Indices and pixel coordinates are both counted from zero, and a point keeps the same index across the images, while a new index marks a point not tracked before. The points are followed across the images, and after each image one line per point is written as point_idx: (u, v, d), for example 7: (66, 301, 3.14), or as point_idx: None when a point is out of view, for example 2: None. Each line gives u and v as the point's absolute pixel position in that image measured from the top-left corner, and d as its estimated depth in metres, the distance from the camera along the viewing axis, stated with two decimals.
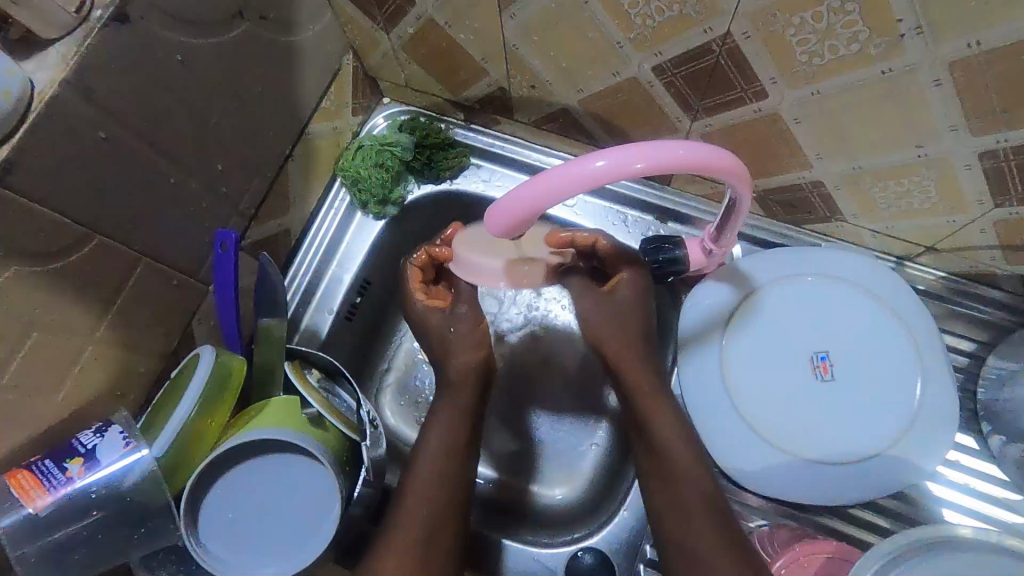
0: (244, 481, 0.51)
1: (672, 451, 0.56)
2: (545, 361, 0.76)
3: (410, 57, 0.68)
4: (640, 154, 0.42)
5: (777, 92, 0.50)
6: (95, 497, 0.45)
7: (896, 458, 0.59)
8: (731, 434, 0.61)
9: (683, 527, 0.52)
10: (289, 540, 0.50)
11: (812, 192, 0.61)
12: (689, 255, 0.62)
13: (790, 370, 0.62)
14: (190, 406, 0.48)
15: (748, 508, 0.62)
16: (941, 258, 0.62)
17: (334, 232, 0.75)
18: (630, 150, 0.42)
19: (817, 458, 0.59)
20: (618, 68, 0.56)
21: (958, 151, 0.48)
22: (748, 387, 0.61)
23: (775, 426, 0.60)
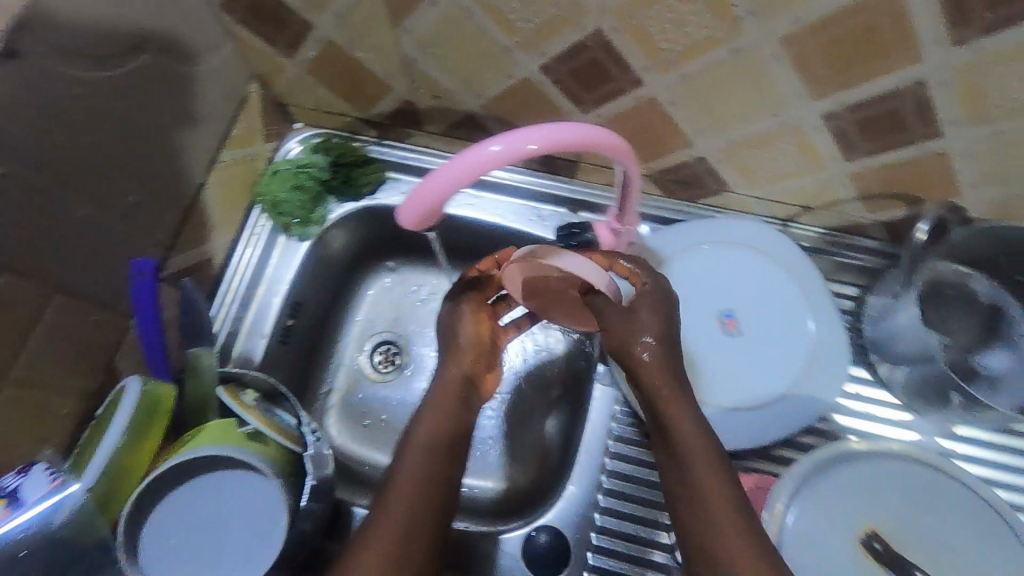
0: (183, 506, 0.51)
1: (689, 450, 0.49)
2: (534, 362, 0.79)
3: (315, 79, 0.70)
4: (533, 137, 0.45)
5: (650, 79, 0.56)
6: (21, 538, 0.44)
7: (803, 395, 0.64)
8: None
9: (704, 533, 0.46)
10: (231, 558, 0.50)
11: (700, 168, 0.67)
12: (599, 237, 0.66)
13: (703, 333, 0.66)
14: (116, 437, 0.48)
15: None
16: (817, 215, 0.70)
17: (258, 258, 0.75)
18: (521, 134, 0.45)
19: (734, 405, 0.64)
20: (510, 71, 0.60)
21: (807, 115, 0.55)
22: None
23: (695, 383, 0.65)
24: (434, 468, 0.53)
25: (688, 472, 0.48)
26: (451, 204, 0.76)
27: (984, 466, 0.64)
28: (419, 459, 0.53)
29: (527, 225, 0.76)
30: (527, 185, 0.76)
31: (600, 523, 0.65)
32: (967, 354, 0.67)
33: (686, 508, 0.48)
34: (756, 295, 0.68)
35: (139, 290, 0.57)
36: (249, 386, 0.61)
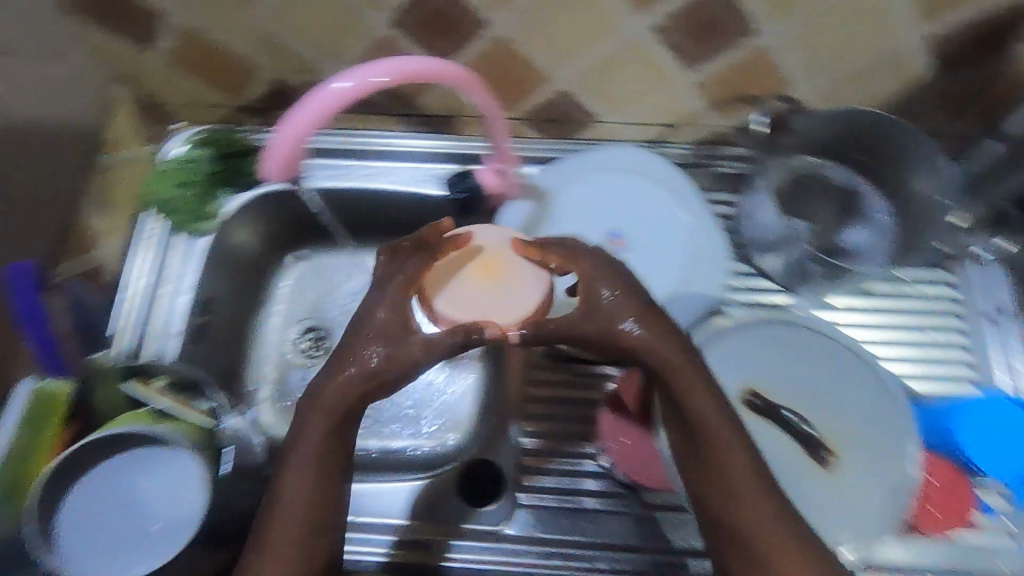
0: (95, 493, 0.55)
1: (698, 405, 0.46)
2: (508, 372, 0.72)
3: (182, 71, 0.71)
4: (380, 70, 0.48)
5: (489, 16, 0.60)
6: None
7: (692, 295, 0.69)
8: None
9: (727, 508, 0.45)
10: (133, 544, 0.54)
11: (567, 102, 0.71)
12: (482, 180, 0.72)
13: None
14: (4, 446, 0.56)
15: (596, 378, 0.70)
16: (683, 132, 0.75)
17: (156, 258, 0.75)
18: (368, 69, 0.48)
19: None
20: (363, 31, 0.62)
21: (634, 29, 0.60)
22: None
23: None
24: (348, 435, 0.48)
25: (708, 437, 0.45)
26: (344, 178, 0.78)
27: (856, 327, 0.71)
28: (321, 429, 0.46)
29: (419, 185, 0.78)
30: (417, 150, 0.79)
31: (529, 447, 0.69)
32: (833, 234, 0.73)
33: (708, 492, 0.46)
34: (635, 212, 0.73)
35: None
36: None
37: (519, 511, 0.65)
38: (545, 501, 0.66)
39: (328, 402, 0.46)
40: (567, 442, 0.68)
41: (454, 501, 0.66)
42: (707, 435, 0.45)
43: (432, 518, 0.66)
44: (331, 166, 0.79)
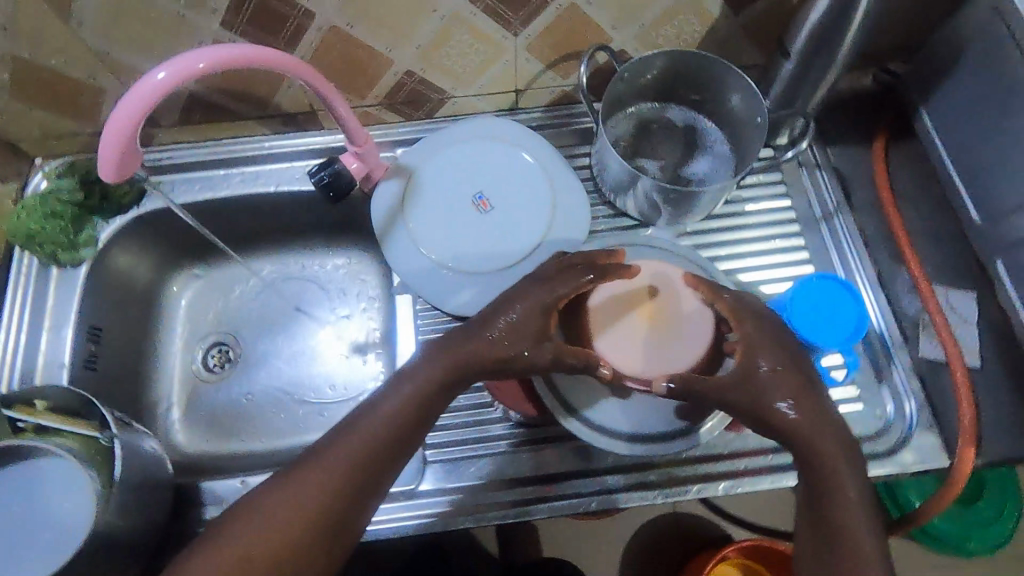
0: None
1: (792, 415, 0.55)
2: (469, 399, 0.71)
3: (26, 104, 0.71)
4: (197, 58, 0.51)
5: (317, 8, 0.63)
6: None
7: (557, 239, 0.74)
8: (440, 281, 0.74)
9: (828, 474, 0.54)
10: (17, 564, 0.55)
11: (414, 82, 0.75)
12: (347, 167, 0.73)
13: (463, 217, 0.75)
14: None
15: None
16: (530, 97, 0.81)
17: (35, 295, 0.75)
18: (185, 58, 0.51)
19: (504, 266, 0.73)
20: (198, 37, 0.65)
21: (456, 4, 0.64)
22: (437, 241, 0.75)
23: (467, 259, 0.74)
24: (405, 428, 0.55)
25: (812, 447, 0.55)
26: (219, 188, 0.81)
27: (710, 247, 0.78)
28: (393, 420, 0.55)
29: (294, 184, 0.82)
30: (285, 151, 0.82)
31: None
32: (678, 168, 0.81)
33: (818, 546, 0.52)
34: (500, 174, 0.77)
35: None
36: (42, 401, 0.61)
37: (429, 466, 0.69)
38: (450, 453, 0.70)
39: (424, 378, 0.57)
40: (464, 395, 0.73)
41: None
42: (822, 469, 0.54)
43: None
44: (203, 177, 0.81)
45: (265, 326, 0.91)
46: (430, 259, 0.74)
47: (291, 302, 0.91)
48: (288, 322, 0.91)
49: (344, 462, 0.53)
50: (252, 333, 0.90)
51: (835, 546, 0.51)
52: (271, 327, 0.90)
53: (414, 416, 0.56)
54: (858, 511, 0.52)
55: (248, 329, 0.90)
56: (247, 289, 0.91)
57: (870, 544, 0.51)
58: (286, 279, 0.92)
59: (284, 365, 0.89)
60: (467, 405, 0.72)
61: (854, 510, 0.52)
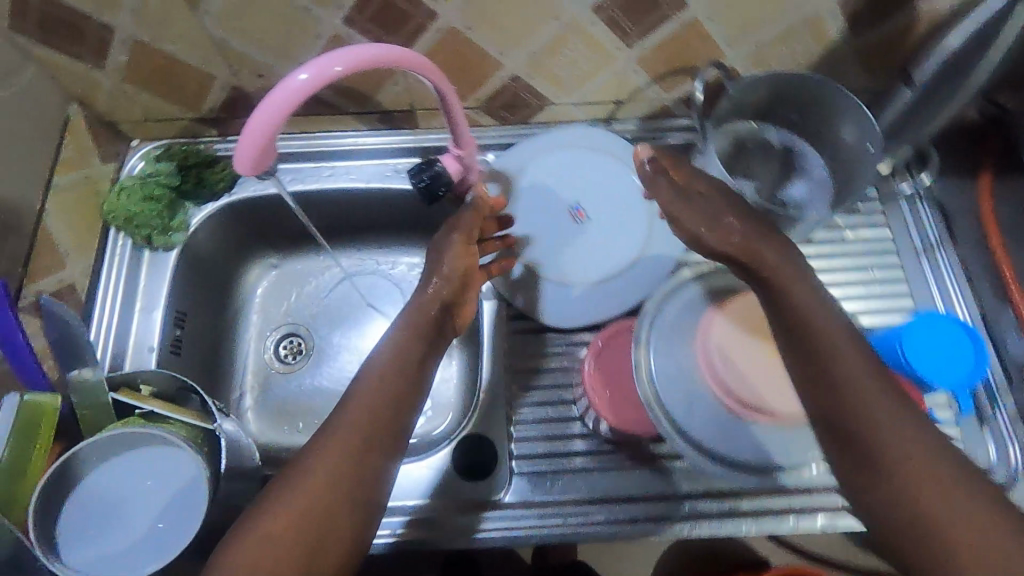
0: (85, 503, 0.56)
1: (839, 356, 0.48)
2: (551, 378, 0.73)
3: (135, 87, 0.71)
4: (337, 59, 0.50)
5: (441, 9, 0.62)
6: None
7: (653, 256, 0.73)
8: (532, 287, 0.73)
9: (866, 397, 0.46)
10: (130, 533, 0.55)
11: (518, 87, 0.74)
12: (448, 168, 0.72)
13: (558, 227, 0.75)
14: None
15: (574, 345, 0.74)
16: (629, 108, 0.80)
17: (127, 277, 0.75)
18: (327, 57, 0.50)
19: (597, 280, 0.73)
20: (317, 31, 0.64)
21: (579, 11, 0.63)
22: (530, 249, 0.74)
23: (560, 269, 0.73)
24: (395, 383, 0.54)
25: (853, 408, 0.46)
26: (311, 180, 0.81)
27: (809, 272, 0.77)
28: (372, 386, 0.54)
29: (384, 181, 0.81)
30: (378, 147, 0.82)
31: (515, 417, 0.71)
32: (776, 190, 0.79)
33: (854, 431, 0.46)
34: (597, 188, 0.76)
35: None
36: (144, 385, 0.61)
37: (514, 479, 0.68)
38: (535, 465, 0.69)
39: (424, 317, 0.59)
40: (551, 407, 0.72)
41: (450, 476, 0.68)
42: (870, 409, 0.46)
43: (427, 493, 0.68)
44: (294, 169, 0.81)
45: (337, 319, 0.90)
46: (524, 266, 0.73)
47: (362, 296, 0.91)
48: (358, 316, 0.90)
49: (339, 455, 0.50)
50: (324, 325, 0.90)
51: (882, 480, 0.45)
52: (343, 320, 0.90)
53: (392, 380, 0.54)
54: (889, 406, 0.46)
55: (321, 321, 0.90)
56: (322, 281, 0.91)
57: (929, 445, 0.45)
58: (358, 274, 0.91)
59: (356, 359, 0.88)
60: (553, 416, 0.71)
61: (889, 435, 0.45)
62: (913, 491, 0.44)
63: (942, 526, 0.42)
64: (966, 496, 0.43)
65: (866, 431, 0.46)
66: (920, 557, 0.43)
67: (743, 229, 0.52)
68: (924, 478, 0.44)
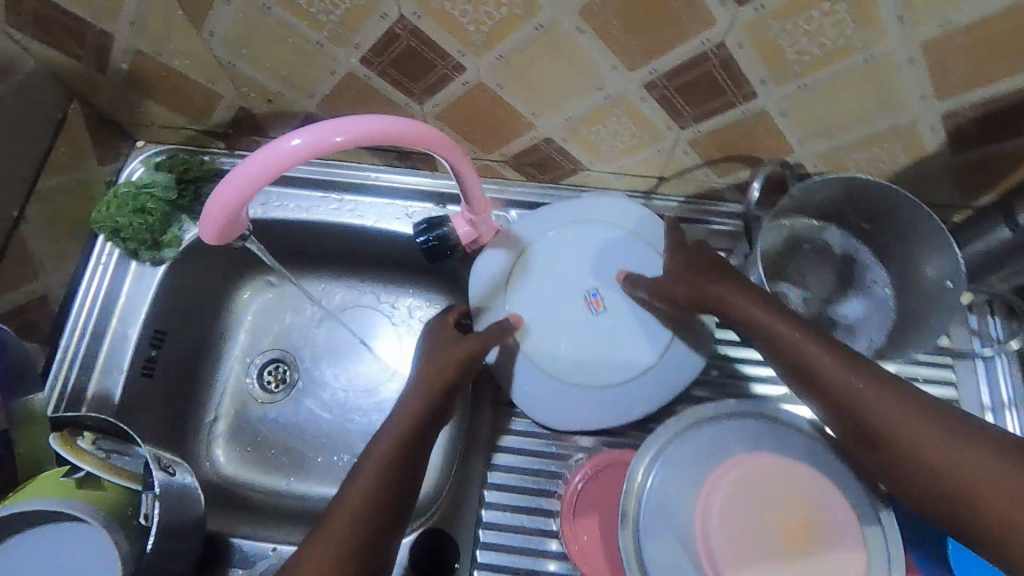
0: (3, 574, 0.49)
1: (831, 384, 0.52)
2: (535, 477, 0.66)
3: (139, 93, 0.66)
4: (339, 129, 0.45)
5: (469, 63, 0.54)
6: None
7: (670, 365, 0.65)
8: (532, 382, 0.65)
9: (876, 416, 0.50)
10: None
11: (549, 148, 0.66)
12: (458, 232, 0.65)
13: (569, 313, 0.67)
14: None
15: (566, 447, 0.67)
16: (674, 185, 0.71)
17: (108, 289, 0.71)
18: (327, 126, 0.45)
19: (602, 384, 0.65)
20: (331, 67, 0.57)
21: (628, 86, 0.54)
22: (535, 335, 0.66)
23: (563, 364, 0.65)
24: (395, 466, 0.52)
25: (869, 426, 0.50)
26: (317, 212, 0.75)
27: None
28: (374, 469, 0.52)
29: (393, 224, 0.75)
30: (394, 186, 0.75)
31: (486, 518, 0.64)
32: (826, 304, 0.69)
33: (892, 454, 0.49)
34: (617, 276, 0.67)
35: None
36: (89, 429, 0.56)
37: None
38: None
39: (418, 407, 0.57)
40: (529, 514, 0.64)
41: None
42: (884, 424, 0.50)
43: None
44: (300, 196, 0.75)
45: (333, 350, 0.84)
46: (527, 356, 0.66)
47: (360, 333, 0.84)
48: (347, 354, 0.84)
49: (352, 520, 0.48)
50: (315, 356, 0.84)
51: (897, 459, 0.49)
52: (334, 355, 0.84)
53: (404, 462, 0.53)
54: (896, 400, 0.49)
55: (313, 351, 0.84)
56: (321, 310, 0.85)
57: (956, 444, 0.47)
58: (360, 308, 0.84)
59: (338, 403, 0.81)
60: (527, 525, 0.64)
61: (913, 443, 0.48)
62: (942, 456, 0.47)
63: (997, 494, 0.44)
64: (981, 456, 0.46)
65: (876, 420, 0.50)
66: (976, 519, 0.45)
67: (675, 268, 0.62)
68: (953, 462, 0.46)
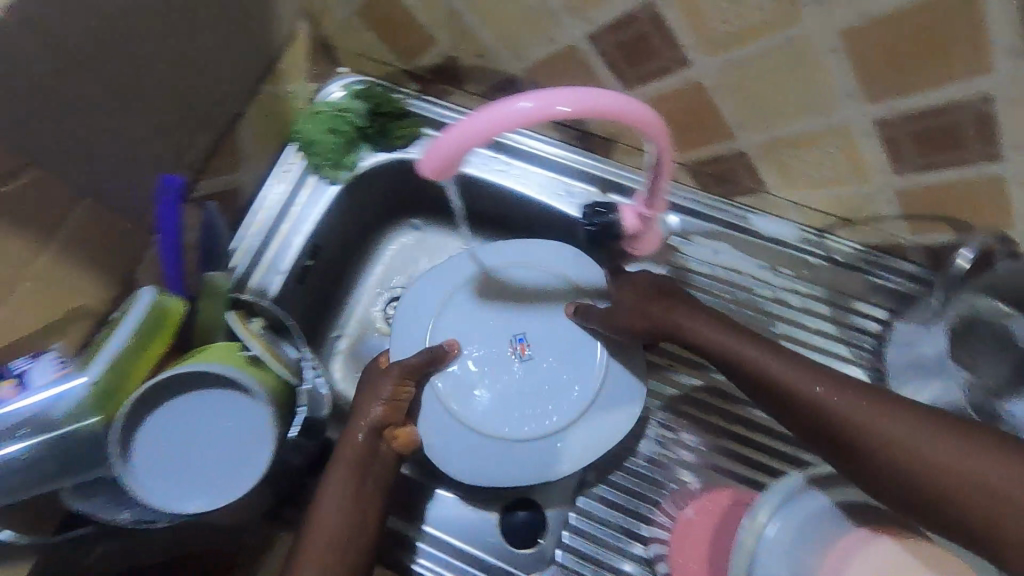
0: (154, 448, 0.50)
1: (822, 403, 0.49)
2: (640, 479, 0.66)
3: (363, 23, 0.70)
4: (567, 100, 0.46)
5: (698, 60, 0.53)
6: (22, 438, 0.46)
7: (596, 427, 0.65)
8: (440, 428, 0.65)
9: (863, 426, 0.46)
10: (223, 449, 0.52)
11: (737, 162, 0.64)
12: (625, 220, 0.66)
13: (496, 361, 0.67)
14: (100, 371, 0.48)
15: (671, 467, 0.66)
16: (859, 230, 0.67)
17: (285, 196, 0.76)
18: (557, 95, 0.46)
19: (511, 437, 0.64)
20: (555, 37, 0.58)
21: (858, 119, 0.52)
22: (454, 383, 0.66)
23: (478, 415, 0.65)
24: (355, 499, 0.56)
25: (851, 440, 0.47)
26: (484, 168, 0.75)
27: None
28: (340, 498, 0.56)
29: (552, 200, 0.74)
30: (563, 162, 0.75)
31: (583, 505, 0.65)
32: (989, 396, 0.58)
33: (884, 471, 0.45)
34: (562, 321, 0.68)
35: (166, 245, 0.58)
36: (258, 316, 0.62)
37: (551, 568, 0.63)
38: (584, 567, 0.63)
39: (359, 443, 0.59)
40: (626, 516, 0.65)
41: (489, 531, 0.65)
42: (860, 438, 0.46)
43: (464, 537, 0.65)
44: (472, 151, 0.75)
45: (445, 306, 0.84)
46: (436, 399, 0.65)
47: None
48: None
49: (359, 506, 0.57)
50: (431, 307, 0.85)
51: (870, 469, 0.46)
52: None
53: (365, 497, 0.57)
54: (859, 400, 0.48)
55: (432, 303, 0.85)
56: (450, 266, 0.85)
57: (952, 448, 0.43)
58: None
59: None
60: (620, 524, 0.64)
61: (904, 448, 0.44)
62: (921, 457, 0.44)
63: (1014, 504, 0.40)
64: (954, 445, 0.43)
65: (840, 428, 0.48)
66: (978, 514, 0.41)
67: (641, 293, 0.63)
68: (932, 454, 0.43)
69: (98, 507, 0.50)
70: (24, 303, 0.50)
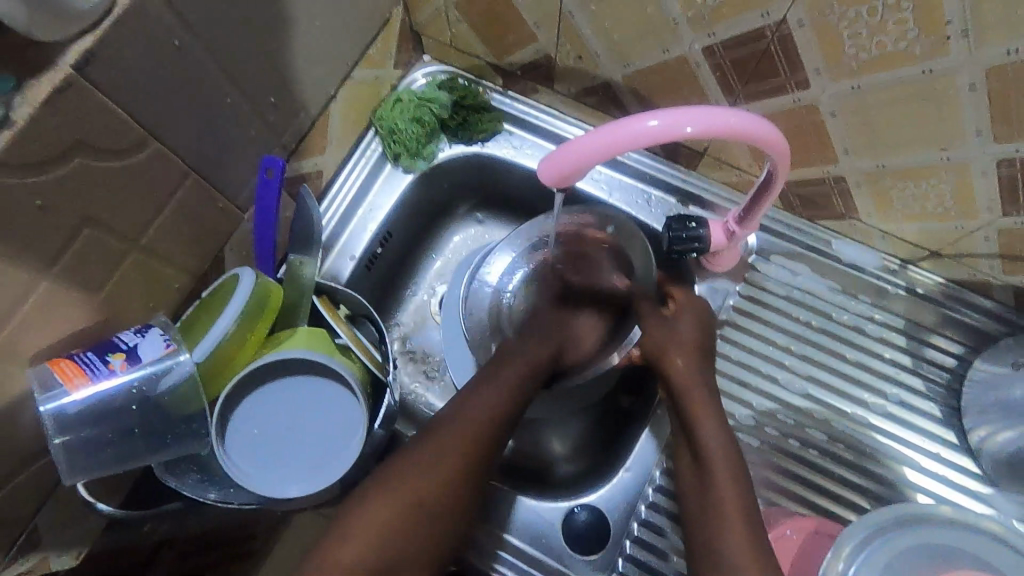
0: (265, 470, 0.51)
1: (721, 487, 0.58)
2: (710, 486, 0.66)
3: (461, 15, 0.69)
4: (691, 119, 0.45)
5: (819, 83, 0.52)
6: (136, 410, 0.47)
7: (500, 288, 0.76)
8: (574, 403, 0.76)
9: (716, 528, 0.56)
10: (314, 412, 0.52)
11: (833, 187, 0.63)
12: (712, 235, 0.65)
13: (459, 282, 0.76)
14: (214, 341, 0.49)
15: None
16: (943, 263, 0.66)
17: (363, 181, 0.75)
18: (681, 114, 0.45)
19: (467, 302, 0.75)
20: (667, 46, 0.57)
21: (978, 157, 0.51)
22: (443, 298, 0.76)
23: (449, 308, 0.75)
24: (449, 460, 0.57)
25: (710, 521, 0.57)
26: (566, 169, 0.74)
27: None
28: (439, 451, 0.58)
29: (631, 208, 0.73)
30: (643, 169, 0.74)
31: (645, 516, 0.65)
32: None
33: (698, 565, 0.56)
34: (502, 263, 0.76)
35: (262, 222, 0.58)
36: (341, 304, 0.63)
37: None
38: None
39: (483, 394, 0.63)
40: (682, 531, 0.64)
41: (549, 534, 0.66)
42: (718, 524, 0.56)
43: (520, 535, 0.66)
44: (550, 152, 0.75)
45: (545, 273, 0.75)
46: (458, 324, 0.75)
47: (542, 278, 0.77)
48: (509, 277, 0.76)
49: (432, 467, 0.57)
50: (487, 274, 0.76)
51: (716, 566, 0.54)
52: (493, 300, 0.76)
53: (457, 466, 0.58)
54: (748, 544, 0.54)
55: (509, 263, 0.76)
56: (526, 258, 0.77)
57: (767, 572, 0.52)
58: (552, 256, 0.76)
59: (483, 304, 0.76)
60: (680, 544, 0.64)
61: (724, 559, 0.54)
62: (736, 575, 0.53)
63: None
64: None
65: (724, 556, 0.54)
66: None
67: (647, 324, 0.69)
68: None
69: (188, 487, 0.50)
70: (128, 273, 0.50)
